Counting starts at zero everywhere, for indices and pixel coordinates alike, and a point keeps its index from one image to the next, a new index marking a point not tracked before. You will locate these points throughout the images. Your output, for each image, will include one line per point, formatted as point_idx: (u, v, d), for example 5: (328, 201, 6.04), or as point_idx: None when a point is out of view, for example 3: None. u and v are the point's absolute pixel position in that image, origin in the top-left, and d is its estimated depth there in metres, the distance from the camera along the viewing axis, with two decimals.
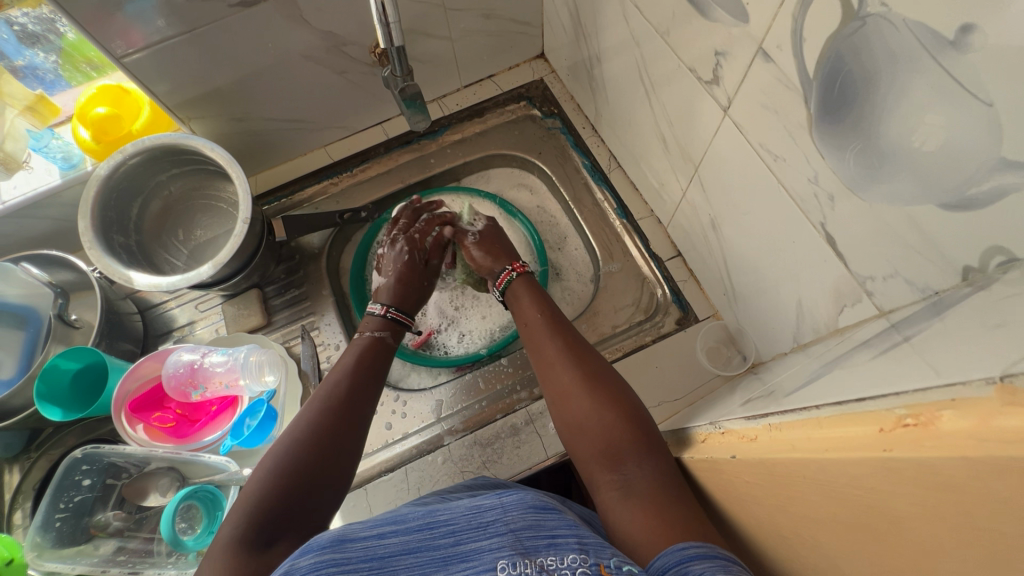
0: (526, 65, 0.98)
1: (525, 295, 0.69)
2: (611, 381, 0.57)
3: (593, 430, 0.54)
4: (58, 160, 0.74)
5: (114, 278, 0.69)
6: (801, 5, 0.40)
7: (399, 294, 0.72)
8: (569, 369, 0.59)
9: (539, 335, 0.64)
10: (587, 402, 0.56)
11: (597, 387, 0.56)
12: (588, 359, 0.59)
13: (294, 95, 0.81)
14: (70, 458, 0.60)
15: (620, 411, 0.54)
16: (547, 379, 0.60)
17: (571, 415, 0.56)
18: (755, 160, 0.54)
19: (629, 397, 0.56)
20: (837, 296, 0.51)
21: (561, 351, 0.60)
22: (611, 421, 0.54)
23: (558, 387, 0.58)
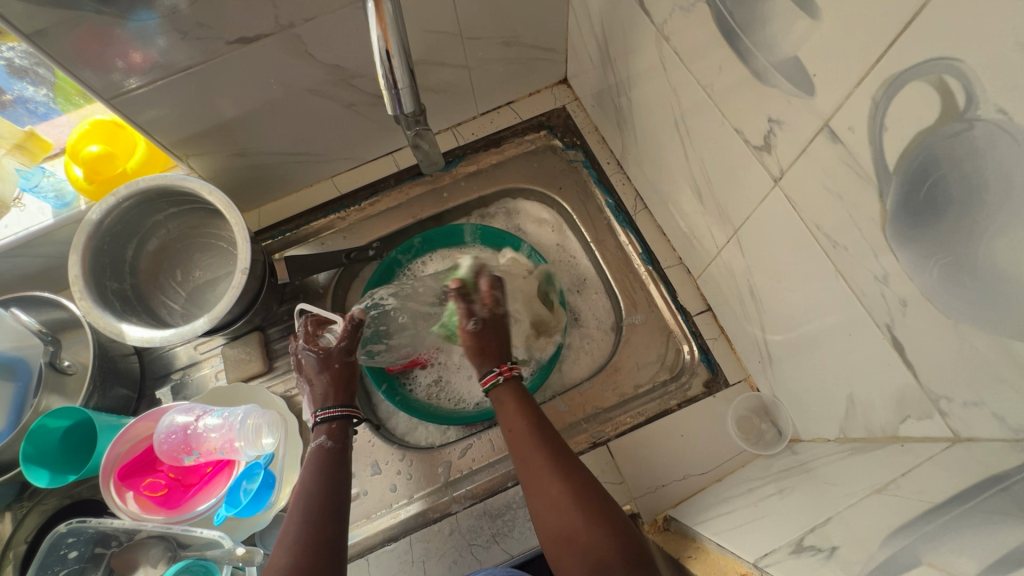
0: (547, 91, 0.91)
1: (502, 387, 0.65)
2: (576, 464, 0.57)
3: (557, 514, 0.53)
4: (50, 199, 0.70)
5: (105, 332, 0.65)
6: (885, 91, 0.34)
7: (321, 393, 0.66)
8: (535, 456, 0.58)
9: (509, 427, 0.62)
10: (556, 483, 0.55)
11: (561, 471, 0.56)
12: (553, 443, 0.59)
13: (298, 129, 0.76)
14: (54, 534, 0.58)
15: (582, 494, 0.54)
16: (518, 467, 0.59)
17: (538, 502, 0.56)
18: (808, 240, 0.48)
19: (591, 480, 0.56)
20: (899, 403, 0.45)
21: (527, 438, 0.60)
22: (574, 507, 0.53)
23: (526, 475, 0.58)
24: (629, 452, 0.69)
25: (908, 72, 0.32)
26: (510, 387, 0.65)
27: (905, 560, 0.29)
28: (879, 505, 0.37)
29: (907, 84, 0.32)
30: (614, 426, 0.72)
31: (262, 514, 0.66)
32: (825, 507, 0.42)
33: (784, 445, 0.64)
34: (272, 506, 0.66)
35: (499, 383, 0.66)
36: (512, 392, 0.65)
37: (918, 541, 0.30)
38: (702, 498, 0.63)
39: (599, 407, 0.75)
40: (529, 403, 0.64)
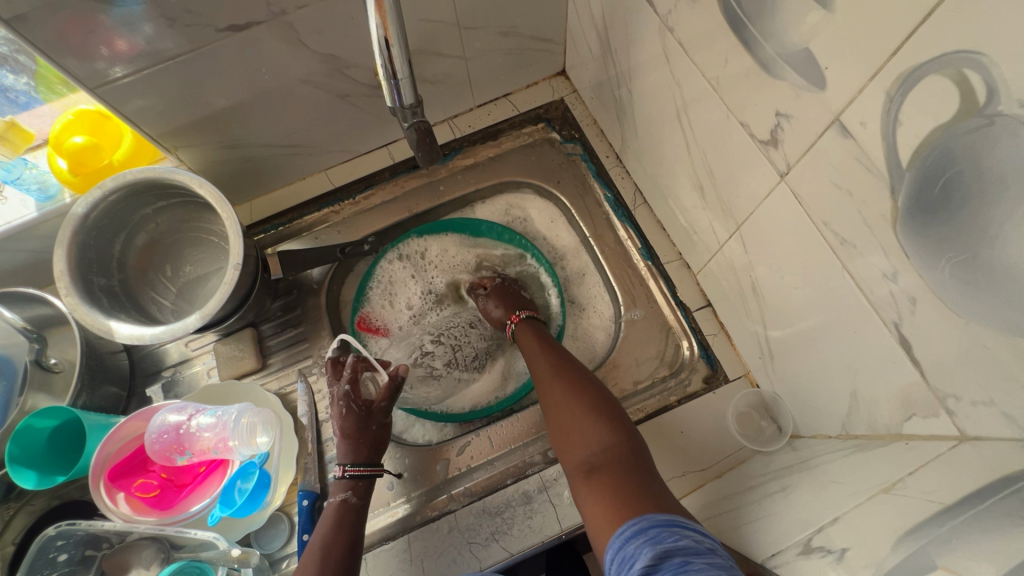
0: (545, 83, 0.90)
1: (528, 333, 0.72)
2: (594, 386, 0.62)
3: (572, 427, 0.59)
4: (34, 191, 0.68)
5: (93, 329, 0.63)
6: (900, 84, 0.33)
7: (351, 447, 0.63)
8: (556, 381, 0.64)
9: (536, 356, 0.69)
10: (571, 404, 0.61)
11: (577, 392, 0.62)
12: (575, 370, 0.64)
13: (291, 120, 0.74)
14: (42, 537, 0.57)
15: (595, 409, 0.59)
16: (540, 393, 0.65)
17: (557, 419, 0.61)
18: (813, 236, 0.47)
19: (607, 399, 0.61)
20: (905, 402, 0.44)
21: (548, 369, 0.66)
22: (584, 420, 0.59)
23: (547, 398, 0.64)
24: None
25: (926, 65, 0.31)
26: (525, 327, 0.73)
27: (921, 563, 0.29)
28: (888, 504, 0.36)
29: (924, 77, 0.32)
30: None
31: (258, 514, 0.65)
32: (829, 507, 0.42)
33: (784, 441, 0.63)
34: (268, 505, 0.65)
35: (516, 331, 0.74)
36: (538, 340, 0.71)
37: (933, 544, 0.30)
38: (703, 494, 0.63)
39: None
40: (556, 348, 0.69)
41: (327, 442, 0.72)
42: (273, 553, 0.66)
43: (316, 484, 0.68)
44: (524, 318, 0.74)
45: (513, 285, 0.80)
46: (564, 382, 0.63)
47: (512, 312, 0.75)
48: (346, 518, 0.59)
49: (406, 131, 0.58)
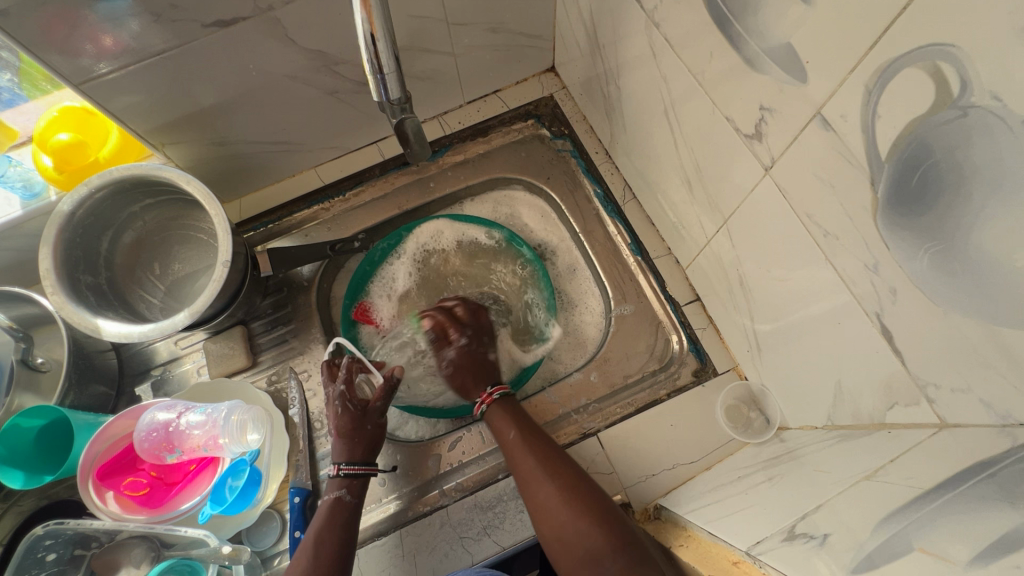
0: (534, 79, 0.90)
1: (505, 421, 0.68)
2: (586, 488, 0.60)
3: (574, 542, 0.56)
4: (18, 189, 0.67)
5: (80, 327, 0.62)
6: (878, 77, 0.34)
7: (347, 447, 0.64)
8: (544, 486, 0.60)
9: (517, 455, 0.64)
10: (567, 510, 0.58)
11: (574, 498, 0.59)
12: (563, 466, 0.62)
13: (279, 117, 0.74)
14: (30, 536, 0.56)
15: (594, 514, 0.57)
16: (527, 500, 0.61)
17: (553, 529, 0.58)
18: (797, 229, 0.48)
19: (602, 498, 0.59)
20: (887, 391, 0.45)
21: (536, 468, 0.62)
22: (588, 527, 0.56)
23: (537, 501, 0.60)
24: (619, 442, 0.69)
25: (902, 58, 0.32)
26: (497, 408, 0.70)
27: (899, 545, 0.30)
28: (870, 491, 0.37)
29: (901, 70, 0.32)
30: (605, 416, 0.72)
31: (249, 511, 0.64)
32: (813, 495, 0.42)
33: (772, 433, 0.64)
34: (260, 501, 0.65)
35: (487, 411, 0.70)
36: (519, 430, 0.66)
37: (909, 527, 0.30)
38: (692, 486, 0.63)
39: (589, 398, 0.75)
40: (537, 437, 0.65)
41: (319, 439, 0.72)
42: (265, 550, 0.65)
43: (309, 481, 0.68)
44: (498, 396, 0.71)
45: (480, 348, 0.75)
46: (557, 482, 0.60)
47: (484, 388, 0.71)
48: (341, 514, 0.61)
49: (395, 128, 0.58)
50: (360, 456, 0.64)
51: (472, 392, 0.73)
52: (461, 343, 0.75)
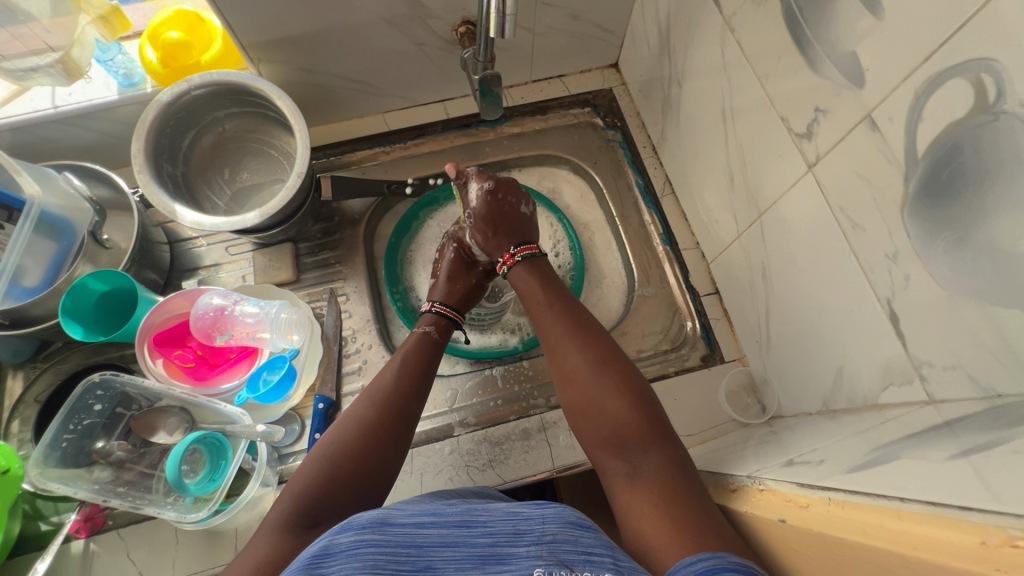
0: (597, 72, 0.97)
1: (536, 281, 0.66)
2: (617, 362, 0.57)
3: (602, 416, 0.53)
4: (119, 76, 0.73)
5: (158, 207, 0.67)
6: (927, 85, 0.40)
7: (450, 291, 0.73)
8: (575, 354, 0.58)
9: (546, 314, 0.63)
10: (595, 384, 0.55)
11: (605, 375, 0.55)
12: (594, 345, 0.58)
13: (365, 57, 0.80)
14: (89, 381, 0.61)
15: (627, 396, 0.53)
16: (555, 362, 0.60)
17: (579, 404, 0.55)
18: (828, 222, 0.54)
19: (636, 377, 0.55)
20: (885, 372, 0.51)
21: (568, 336, 0.60)
22: (620, 407, 0.53)
23: (564, 371, 0.58)
24: None
25: (952, 69, 0.38)
26: (527, 265, 0.68)
27: (886, 459, 0.35)
28: (863, 440, 0.42)
29: (948, 80, 0.39)
30: None
31: (278, 405, 0.70)
32: (809, 447, 0.48)
33: (766, 419, 0.70)
34: (288, 400, 0.70)
35: (510, 271, 0.69)
36: (552, 296, 0.64)
37: (897, 451, 0.35)
38: (686, 454, 0.69)
39: None
40: (569, 307, 0.63)
41: (348, 356, 0.77)
42: (281, 447, 0.71)
43: (332, 393, 0.73)
44: (518, 258, 0.69)
45: (513, 200, 0.72)
46: (585, 355, 0.57)
47: (506, 250, 0.70)
48: (427, 348, 0.66)
49: (472, 84, 0.73)
50: (454, 304, 0.73)
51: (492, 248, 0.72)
52: (488, 193, 0.71)
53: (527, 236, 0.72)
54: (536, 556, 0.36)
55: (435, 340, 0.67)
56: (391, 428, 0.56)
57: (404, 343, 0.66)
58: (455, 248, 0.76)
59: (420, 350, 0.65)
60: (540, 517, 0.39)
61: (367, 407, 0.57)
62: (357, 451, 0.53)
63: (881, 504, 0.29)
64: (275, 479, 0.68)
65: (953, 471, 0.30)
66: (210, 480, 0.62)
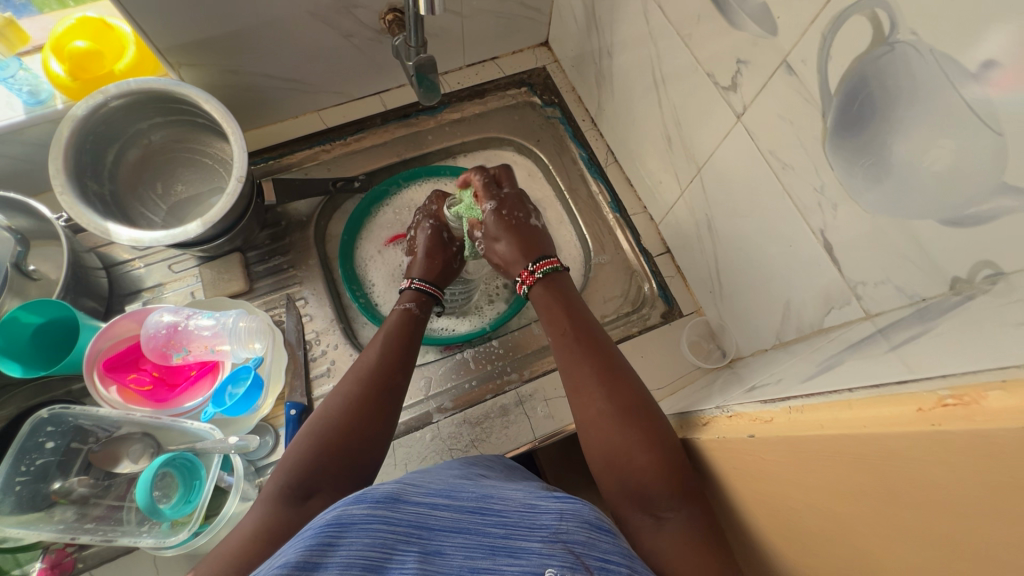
0: (529, 51, 0.98)
1: (561, 315, 0.64)
2: (645, 409, 0.55)
3: (628, 467, 0.51)
4: (23, 93, 0.67)
5: (89, 228, 0.63)
6: (831, 25, 0.44)
7: (428, 267, 0.73)
8: (602, 400, 0.56)
9: (569, 353, 0.61)
10: (622, 433, 0.53)
11: (632, 425, 0.53)
12: (622, 390, 0.56)
13: (292, 53, 0.77)
14: (36, 418, 0.58)
15: (656, 448, 0.51)
16: (577, 407, 0.57)
17: (602, 453, 0.54)
18: (761, 167, 0.58)
19: (665, 432, 0.53)
20: (826, 298, 0.55)
21: (595, 379, 0.57)
22: (649, 461, 0.51)
23: (589, 417, 0.56)
24: None
25: (851, 7, 0.42)
26: (556, 279, 0.67)
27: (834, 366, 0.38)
28: (815, 358, 0.46)
29: (848, 18, 0.42)
30: None
31: (248, 417, 0.67)
32: (770, 374, 0.51)
33: (727, 362, 0.74)
34: (258, 410, 0.68)
35: (529, 291, 0.68)
36: (577, 330, 0.62)
37: (844, 359, 0.39)
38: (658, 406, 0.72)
39: None
40: (596, 345, 0.61)
41: (314, 360, 0.76)
42: (257, 460, 0.68)
43: (303, 398, 0.72)
44: (541, 275, 0.67)
45: (522, 215, 0.70)
46: (612, 402, 0.55)
47: (524, 267, 0.68)
48: (409, 324, 0.66)
49: (407, 71, 0.73)
50: (434, 280, 0.73)
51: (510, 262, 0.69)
52: (498, 212, 0.70)
53: (546, 250, 0.70)
54: (550, 553, 0.37)
55: (416, 315, 0.67)
56: (374, 402, 0.57)
57: (387, 320, 0.67)
58: (432, 226, 0.75)
59: (402, 325, 0.65)
60: (558, 512, 0.39)
61: (353, 384, 0.58)
62: (344, 424, 0.55)
63: (834, 400, 0.32)
64: (255, 492, 0.66)
65: (891, 362, 0.33)
66: (186, 503, 0.59)
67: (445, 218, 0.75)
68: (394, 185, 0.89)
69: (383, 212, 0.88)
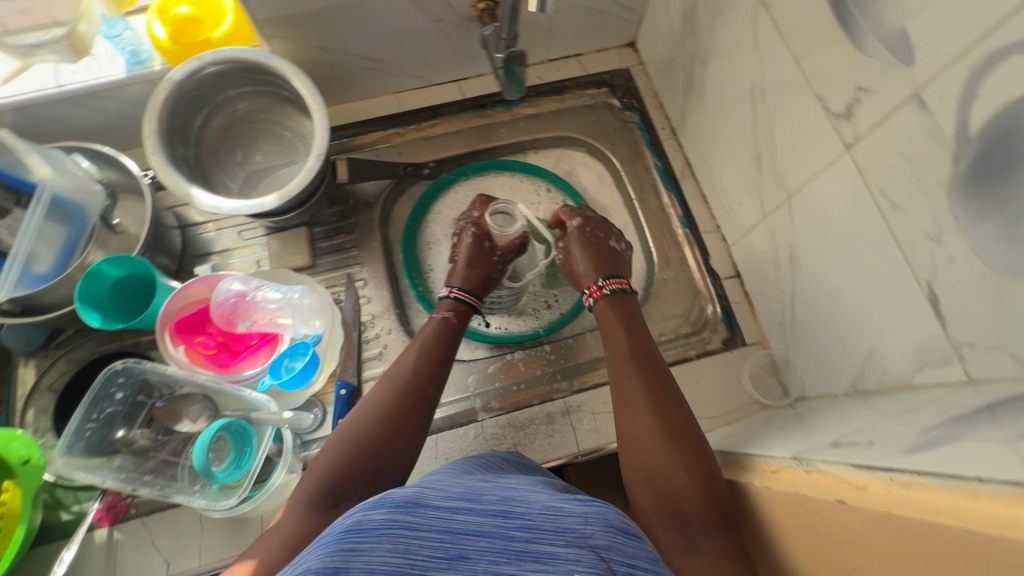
0: (614, 51, 0.95)
1: (620, 326, 0.63)
2: (692, 434, 0.53)
3: (665, 487, 0.50)
4: (126, 53, 0.70)
5: (174, 191, 0.64)
6: (984, 63, 0.40)
7: (468, 275, 0.70)
8: (648, 416, 0.54)
9: (623, 364, 0.60)
10: (665, 453, 0.51)
11: (677, 447, 0.52)
12: (671, 409, 0.55)
13: (381, 34, 0.77)
14: (110, 370, 0.60)
15: (699, 474, 0.50)
16: (622, 421, 0.56)
17: (641, 469, 0.52)
18: (865, 204, 0.54)
19: (709, 459, 0.51)
20: (921, 354, 0.51)
21: (643, 395, 0.56)
22: (689, 486, 0.49)
23: (632, 431, 0.55)
24: None
25: (1013, 46, 0.38)
26: (615, 306, 0.65)
27: (944, 441, 0.35)
28: (911, 421, 0.42)
29: (1008, 57, 0.38)
30: None
31: (300, 392, 0.69)
32: (853, 427, 0.48)
33: (789, 401, 0.71)
34: (311, 386, 0.69)
35: (595, 305, 0.67)
36: (635, 344, 0.61)
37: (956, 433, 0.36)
38: (711, 436, 0.69)
39: None
40: (650, 361, 0.59)
41: (367, 342, 0.76)
42: (303, 433, 0.69)
43: (353, 378, 0.73)
44: (609, 292, 0.66)
45: (602, 235, 0.71)
46: (659, 420, 0.54)
47: (595, 280, 0.68)
48: (446, 333, 0.65)
49: (495, 64, 0.71)
50: (475, 289, 0.70)
51: (582, 276, 0.70)
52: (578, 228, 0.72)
53: (617, 270, 0.70)
54: (573, 557, 0.34)
55: (455, 325, 0.66)
56: (410, 413, 0.57)
57: (423, 328, 0.65)
58: (474, 233, 0.73)
59: (438, 334, 0.64)
60: (578, 513, 0.37)
61: (387, 389, 0.58)
62: (372, 431, 0.54)
63: (956, 483, 0.29)
64: (300, 466, 0.67)
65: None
66: (236, 468, 0.61)
67: (487, 226, 0.73)
68: (458, 175, 0.89)
69: (447, 203, 0.88)
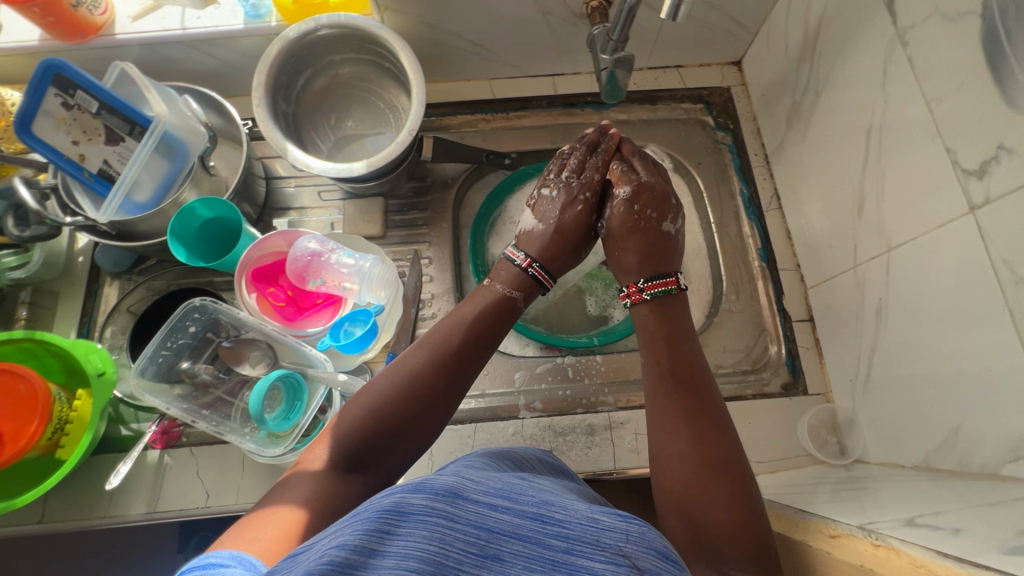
0: (716, 67, 0.92)
1: (661, 339, 0.58)
2: (733, 466, 0.49)
3: (699, 518, 0.46)
4: (247, 6, 0.72)
5: (271, 143, 0.66)
6: None
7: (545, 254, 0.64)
8: (685, 440, 0.50)
9: (661, 381, 0.55)
10: (700, 482, 0.47)
11: (715, 477, 0.48)
12: (710, 436, 0.50)
13: (489, 20, 0.77)
14: (189, 304, 0.63)
15: (738, 511, 0.46)
16: (656, 442, 0.52)
17: (673, 495, 0.48)
18: (982, 272, 0.50)
19: (753, 496, 0.47)
20: (1017, 444, 0.47)
21: (682, 418, 0.52)
22: (726, 522, 0.45)
23: (667, 454, 0.51)
24: None
25: None
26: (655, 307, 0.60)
27: None
28: (999, 516, 0.39)
29: None
30: None
31: (354, 358, 0.70)
32: (927, 506, 0.45)
33: (847, 461, 0.67)
34: (364, 353, 0.70)
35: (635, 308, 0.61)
36: (675, 361, 0.56)
37: None
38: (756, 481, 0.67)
39: None
40: (691, 379, 0.55)
41: (422, 320, 0.77)
42: None
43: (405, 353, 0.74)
44: (649, 296, 0.60)
45: (655, 218, 0.64)
46: (696, 445, 0.50)
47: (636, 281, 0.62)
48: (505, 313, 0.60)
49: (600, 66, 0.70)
50: (552, 267, 0.64)
51: (625, 267, 0.63)
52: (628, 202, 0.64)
53: (665, 267, 0.62)
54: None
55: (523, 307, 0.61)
56: (448, 394, 0.54)
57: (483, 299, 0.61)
58: (553, 202, 0.65)
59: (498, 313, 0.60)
60: (623, 531, 0.31)
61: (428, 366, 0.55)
62: (409, 407, 0.51)
63: None
64: None
65: None
66: (285, 419, 0.63)
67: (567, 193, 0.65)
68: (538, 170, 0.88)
69: (521, 195, 0.87)
